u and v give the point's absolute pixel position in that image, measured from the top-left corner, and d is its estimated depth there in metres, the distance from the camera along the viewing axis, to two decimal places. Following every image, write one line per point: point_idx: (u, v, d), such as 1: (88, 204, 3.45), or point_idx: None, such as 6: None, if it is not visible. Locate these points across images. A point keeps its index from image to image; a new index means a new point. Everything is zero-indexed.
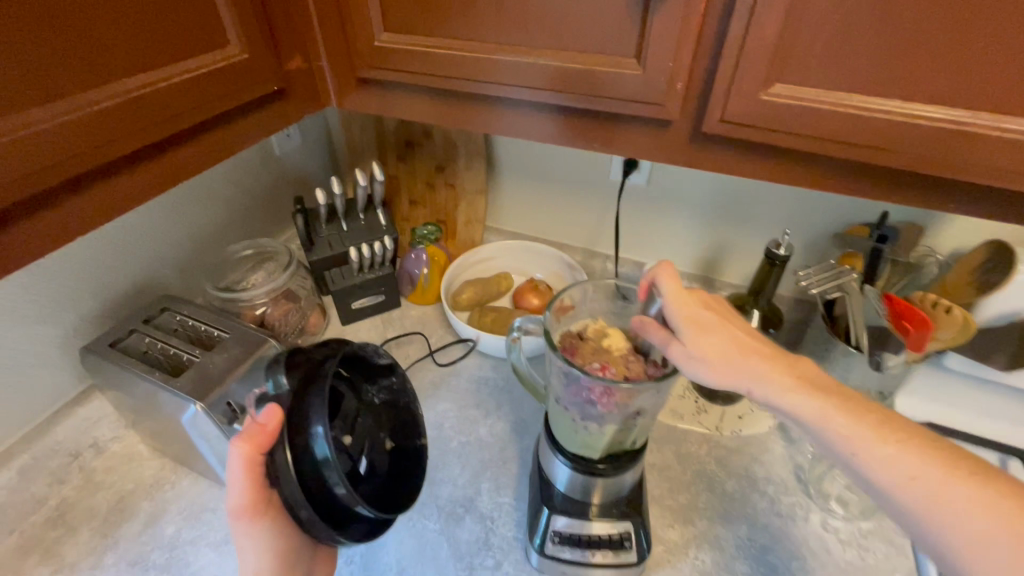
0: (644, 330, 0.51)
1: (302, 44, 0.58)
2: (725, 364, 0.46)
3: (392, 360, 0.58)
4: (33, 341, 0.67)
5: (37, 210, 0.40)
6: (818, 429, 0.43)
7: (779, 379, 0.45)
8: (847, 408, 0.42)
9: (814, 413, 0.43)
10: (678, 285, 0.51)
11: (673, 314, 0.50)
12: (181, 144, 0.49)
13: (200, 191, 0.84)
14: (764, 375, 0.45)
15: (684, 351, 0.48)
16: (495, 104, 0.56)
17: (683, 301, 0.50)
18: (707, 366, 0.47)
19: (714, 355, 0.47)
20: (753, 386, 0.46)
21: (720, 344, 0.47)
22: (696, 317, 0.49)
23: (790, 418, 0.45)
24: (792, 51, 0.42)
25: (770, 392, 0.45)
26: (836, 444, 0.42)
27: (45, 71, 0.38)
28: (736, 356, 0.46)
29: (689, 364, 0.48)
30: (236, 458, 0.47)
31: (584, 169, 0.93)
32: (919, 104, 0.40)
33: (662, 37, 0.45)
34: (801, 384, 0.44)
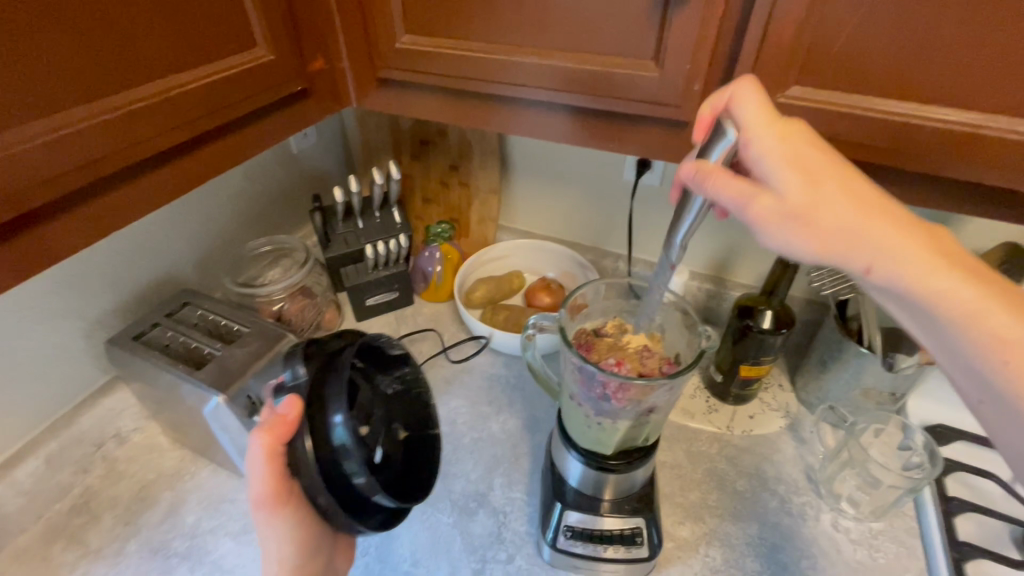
0: (710, 181, 0.39)
1: (324, 45, 0.60)
2: (835, 228, 0.36)
3: (406, 350, 0.60)
4: (60, 334, 0.69)
5: (71, 207, 0.42)
6: (943, 317, 0.36)
7: (906, 252, 0.36)
8: (983, 290, 0.35)
9: (948, 301, 0.35)
10: (765, 116, 0.40)
11: (759, 155, 0.39)
12: (205, 143, 0.51)
13: (220, 188, 0.85)
14: (886, 242, 0.36)
15: (774, 207, 0.37)
16: (512, 104, 0.57)
17: (778, 138, 0.39)
18: (810, 231, 0.37)
19: (822, 212, 0.37)
20: (876, 261, 0.36)
21: (832, 203, 0.36)
22: (797, 159, 0.38)
23: (900, 300, 0.37)
24: (809, 54, 0.42)
25: (890, 268, 0.36)
26: (963, 336, 0.35)
27: (86, 73, 0.40)
28: (845, 217, 0.36)
29: (779, 226, 0.38)
30: (257, 447, 0.48)
31: (597, 169, 0.94)
32: (936, 107, 0.41)
33: (680, 40, 0.46)
34: (931, 258, 0.36)
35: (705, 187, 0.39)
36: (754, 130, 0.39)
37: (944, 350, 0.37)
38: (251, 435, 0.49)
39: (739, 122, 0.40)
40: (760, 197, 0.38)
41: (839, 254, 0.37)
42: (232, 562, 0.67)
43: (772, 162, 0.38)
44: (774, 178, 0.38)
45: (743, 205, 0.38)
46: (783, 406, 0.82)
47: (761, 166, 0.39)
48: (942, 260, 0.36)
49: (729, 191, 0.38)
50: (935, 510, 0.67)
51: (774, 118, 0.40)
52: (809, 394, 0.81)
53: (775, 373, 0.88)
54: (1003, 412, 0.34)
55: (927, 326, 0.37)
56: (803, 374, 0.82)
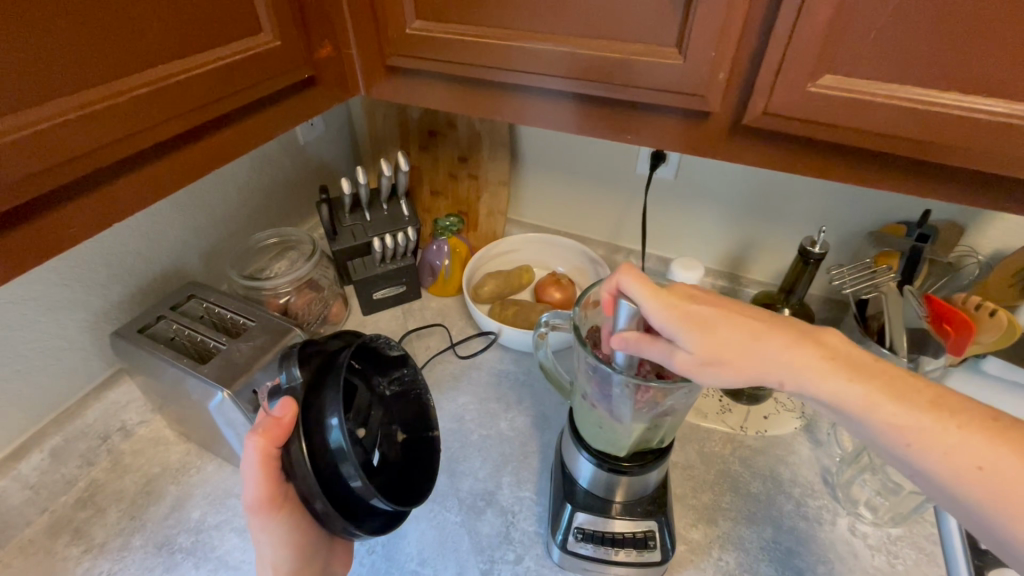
0: (637, 346, 0.45)
1: (331, 32, 0.58)
2: (738, 355, 0.42)
3: (404, 351, 0.58)
4: (65, 326, 0.68)
5: (65, 201, 0.40)
6: (858, 417, 0.40)
7: (806, 363, 0.41)
8: (881, 387, 0.40)
9: (852, 403, 0.40)
10: (649, 287, 0.44)
11: (660, 322, 0.43)
12: (204, 135, 0.49)
13: (225, 179, 0.84)
14: (786, 358, 0.42)
15: (690, 360, 0.43)
16: (525, 94, 0.55)
17: (665, 302, 0.43)
18: (723, 367, 0.42)
19: (726, 353, 0.42)
20: (785, 378, 0.42)
21: (732, 342, 0.42)
22: (690, 315, 0.43)
23: (818, 404, 0.42)
24: (843, 41, 0.40)
25: (801, 382, 0.41)
26: (884, 436, 0.40)
27: (89, 57, 0.38)
28: (744, 349, 0.42)
29: (703, 371, 0.43)
30: (252, 450, 0.47)
31: (610, 162, 0.91)
32: (979, 96, 0.38)
33: (704, 26, 0.43)
34: (825, 365, 0.41)
35: (638, 349, 0.45)
36: (648, 299, 0.44)
37: (880, 450, 0.41)
38: (245, 438, 0.47)
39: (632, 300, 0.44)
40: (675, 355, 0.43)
41: (754, 377, 0.43)
42: (238, 558, 0.67)
43: (669, 325, 0.43)
44: (680, 341, 0.42)
45: (668, 360, 0.44)
46: (799, 407, 0.80)
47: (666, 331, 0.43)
48: (832, 363, 0.41)
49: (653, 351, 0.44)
50: None
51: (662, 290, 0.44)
52: None
53: None
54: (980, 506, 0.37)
55: (851, 425, 0.41)
56: None
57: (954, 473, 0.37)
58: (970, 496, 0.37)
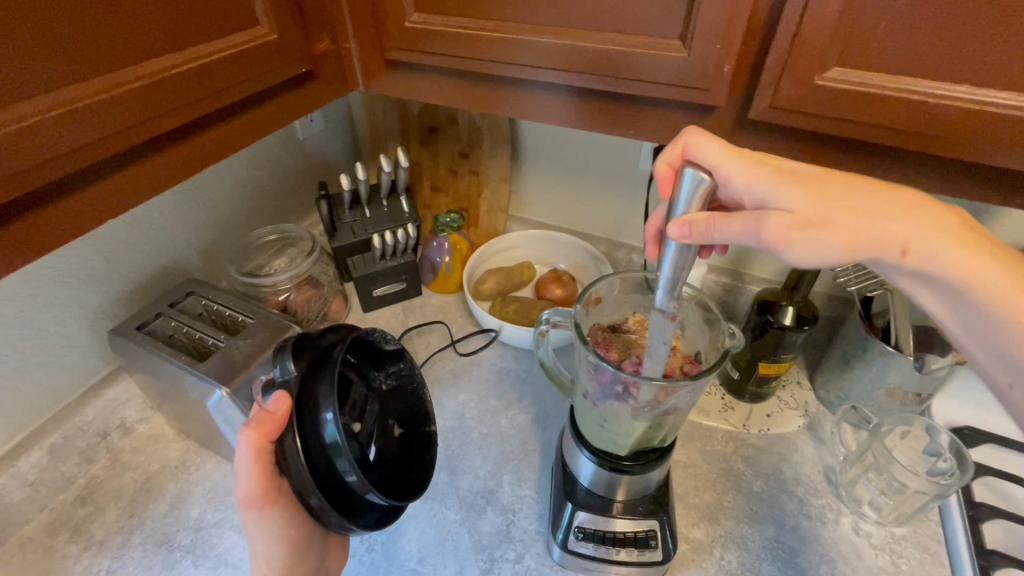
0: (710, 224, 0.40)
1: (330, 26, 0.57)
2: (855, 223, 0.38)
3: (400, 346, 0.58)
4: (63, 323, 0.68)
5: (59, 196, 0.39)
6: (977, 301, 0.37)
7: (935, 237, 0.37)
8: (1003, 265, 0.37)
9: (982, 287, 0.37)
10: (729, 151, 0.42)
11: (742, 183, 0.41)
12: (200, 129, 0.48)
13: (224, 175, 0.83)
14: (905, 227, 0.37)
15: (787, 222, 0.38)
16: (527, 88, 0.54)
17: (745, 164, 0.41)
18: (830, 233, 0.38)
19: (836, 220, 0.38)
20: (913, 246, 0.37)
21: (840, 206, 0.38)
22: (779, 173, 0.40)
23: (940, 290, 0.38)
24: (852, 33, 0.39)
25: (929, 257, 0.38)
26: (995, 319, 0.37)
27: (82, 50, 0.37)
28: (854, 210, 0.38)
29: (801, 241, 0.38)
30: (245, 444, 0.46)
31: (612, 157, 0.90)
32: (992, 89, 0.37)
33: (710, 18, 0.42)
34: (957, 240, 0.37)
35: (709, 230, 0.40)
36: (727, 163, 0.41)
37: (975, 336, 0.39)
38: (239, 431, 0.47)
39: (708, 165, 0.42)
40: (765, 220, 0.38)
41: (868, 252, 0.38)
42: (236, 556, 0.66)
43: (756, 187, 0.40)
44: (768, 197, 0.40)
45: (752, 237, 0.39)
46: (801, 405, 0.80)
47: (753, 192, 0.41)
48: (969, 243, 0.38)
49: (735, 225, 0.39)
50: (960, 515, 0.65)
51: (738, 150, 0.42)
52: (830, 393, 0.79)
53: (794, 370, 0.85)
54: None
55: (960, 308, 0.38)
56: (823, 372, 0.80)
57: None
58: None
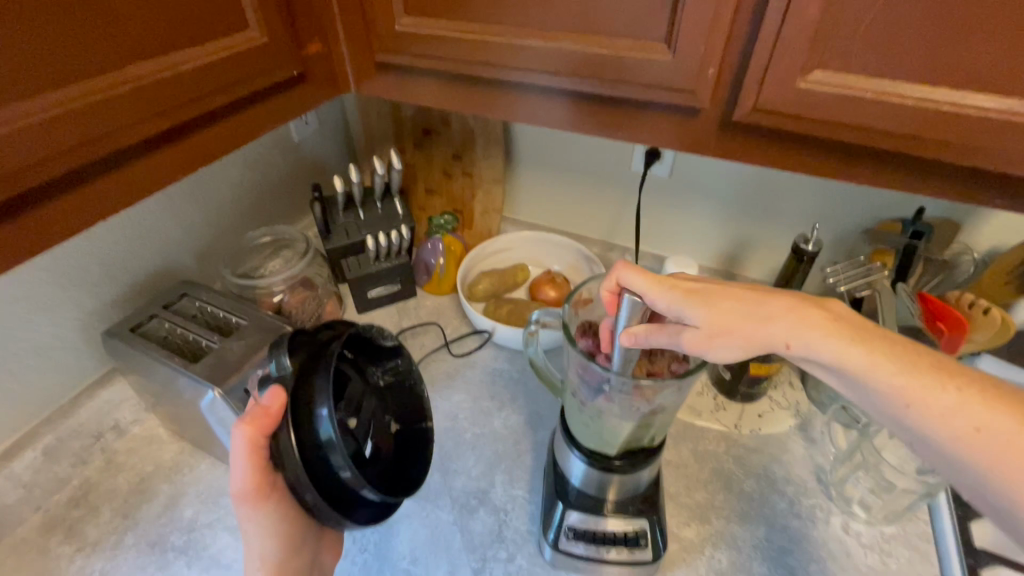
0: (647, 339, 0.45)
1: (321, 29, 0.57)
2: (739, 323, 0.42)
3: (397, 342, 0.59)
4: (57, 325, 0.68)
5: (48, 199, 0.40)
6: (857, 377, 0.38)
7: (806, 327, 0.40)
8: (889, 352, 0.38)
9: (857, 365, 0.38)
10: (651, 277, 0.45)
11: (666, 307, 0.44)
12: (190, 132, 0.48)
13: (219, 176, 0.84)
14: (787, 324, 0.40)
15: (697, 337, 0.42)
16: (516, 90, 0.55)
17: (663, 286, 0.44)
18: (732, 339, 0.42)
19: (732, 326, 0.42)
20: (792, 338, 0.40)
21: (733, 317, 0.42)
22: (689, 292, 0.44)
23: (829, 371, 0.40)
24: (833, 36, 0.40)
25: (808, 345, 0.40)
26: (878, 394, 0.38)
27: (71, 53, 0.38)
28: (745, 321, 0.42)
29: (712, 347, 0.42)
30: (239, 439, 0.47)
31: (604, 159, 0.91)
32: (968, 92, 0.38)
33: (694, 21, 0.43)
34: (829, 328, 0.39)
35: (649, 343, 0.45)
36: (650, 288, 0.45)
37: (888, 422, 0.38)
38: (233, 426, 0.47)
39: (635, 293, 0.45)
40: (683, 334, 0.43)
41: (761, 349, 0.42)
42: (230, 556, 0.67)
43: (673, 305, 0.44)
44: (686, 318, 0.43)
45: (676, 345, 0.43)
46: (793, 405, 0.80)
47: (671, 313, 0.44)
48: (840, 331, 0.39)
49: (664, 340, 0.44)
50: (950, 516, 0.65)
51: (661, 277, 0.45)
52: (821, 393, 0.79)
53: (786, 371, 0.85)
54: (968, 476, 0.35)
55: (852, 388, 0.39)
56: (814, 372, 0.80)
57: (952, 436, 0.35)
58: (961, 455, 0.35)
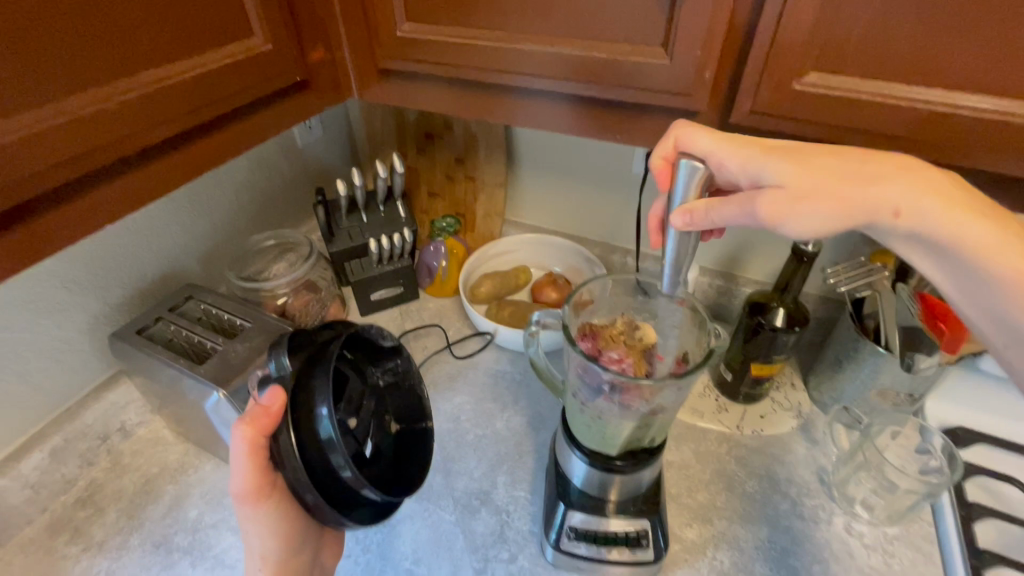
0: (708, 211, 0.42)
1: (324, 35, 0.58)
2: (843, 186, 0.38)
3: (396, 342, 0.59)
4: (64, 328, 0.69)
5: (58, 203, 0.41)
6: (964, 250, 0.38)
7: (923, 194, 0.38)
8: (1006, 231, 0.37)
9: (972, 242, 0.37)
10: (717, 137, 0.43)
11: (735, 166, 0.42)
12: (196, 138, 0.49)
13: (223, 181, 0.85)
14: (906, 193, 0.38)
15: (779, 200, 0.38)
16: (516, 94, 0.55)
17: (733, 146, 0.42)
18: (818, 203, 0.38)
19: (812, 189, 0.38)
20: (905, 205, 0.38)
21: (825, 177, 0.38)
22: (768, 150, 0.41)
23: (928, 246, 0.39)
24: (827, 40, 0.40)
25: (922, 214, 0.38)
26: (988, 271, 0.38)
27: (79, 62, 0.39)
28: (845, 182, 0.38)
29: (795, 212, 0.38)
30: (239, 440, 0.47)
31: (605, 163, 0.91)
32: (964, 93, 0.38)
33: (690, 26, 0.43)
34: (949, 199, 0.38)
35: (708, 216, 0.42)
36: (716, 150, 0.43)
37: (970, 294, 0.40)
38: (233, 426, 0.47)
39: (698, 154, 0.43)
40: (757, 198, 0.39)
41: (859, 216, 0.39)
42: (234, 556, 0.67)
43: (746, 167, 0.42)
44: (762, 178, 0.41)
45: (749, 215, 0.40)
46: (795, 406, 0.80)
47: (748, 173, 0.42)
48: (962, 202, 0.38)
49: (729, 210, 0.40)
50: (953, 514, 0.65)
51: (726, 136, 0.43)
52: (823, 393, 0.79)
53: (787, 372, 0.85)
54: None
55: (944, 260, 0.39)
56: (816, 373, 0.80)
57: None
58: None
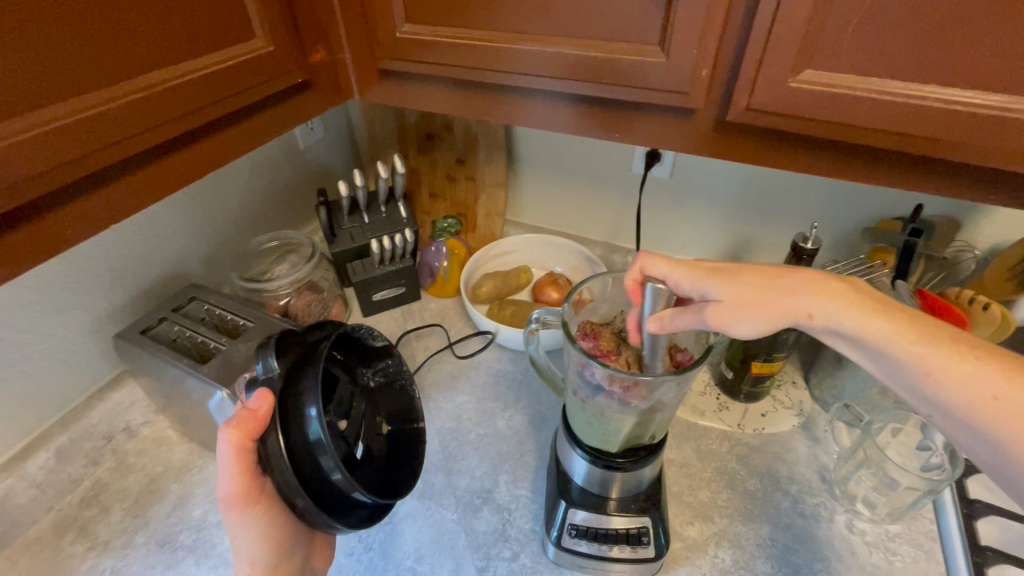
0: (673, 322, 0.45)
1: (325, 37, 0.59)
2: (758, 292, 0.43)
3: (386, 343, 0.61)
4: (69, 328, 0.70)
5: (57, 206, 0.41)
6: (879, 347, 0.39)
7: (828, 296, 0.41)
8: (913, 327, 0.39)
9: (877, 332, 0.39)
10: (672, 261, 0.47)
11: (689, 287, 0.46)
12: (195, 141, 0.50)
13: (226, 182, 0.85)
14: (812, 295, 0.41)
15: (723, 309, 0.42)
16: (516, 94, 0.56)
17: (685, 267, 0.46)
18: (755, 309, 0.42)
19: (752, 301, 0.42)
20: (815, 307, 0.41)
21: (754, 286, 0.43)
22: (714, 270, 0.45)
23: (855, 343, 0.41)
24: (822, 36, 0.40)
25: (829, 313, 0.41)
26: (904, 364, 0.39)
27: (81, 65, 0.39)
28: (769, 290, 0.42)
29: (737, 321, 0.42)
30: (226, 443, 0.46)
31: (605, 163, 0.92)
32: (959, 88, 0.39)
33: (687, 24, 0.44)
34: (849, 298, 0.41)
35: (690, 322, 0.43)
36: (670, 272, 0.47)
37: (905, 388, 0.40)
38: (218, 429, 0.47)
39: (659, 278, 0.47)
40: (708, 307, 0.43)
41: (783, 321, 0.42)
42: None
43: (695, 283, 0.45)
44: (708, 294, 0.44)
45: (701, 322, 0.43)
46: (796, 404, 0.80)
47: (698, 290, 0.45)
48: (867, 304, 0.40)
49: (688, 321, 0.44)
50: (955, 512, 0.65)
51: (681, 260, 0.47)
52: (824, 391, 0.79)
53: (788, 370, 0.85)
54: (976, 439, 0.36)
55: (872, 358, 0.40)
56: (817, 371, 0.80)
57: (973, 406, 0.36)
58: (987, 429, 0.36)
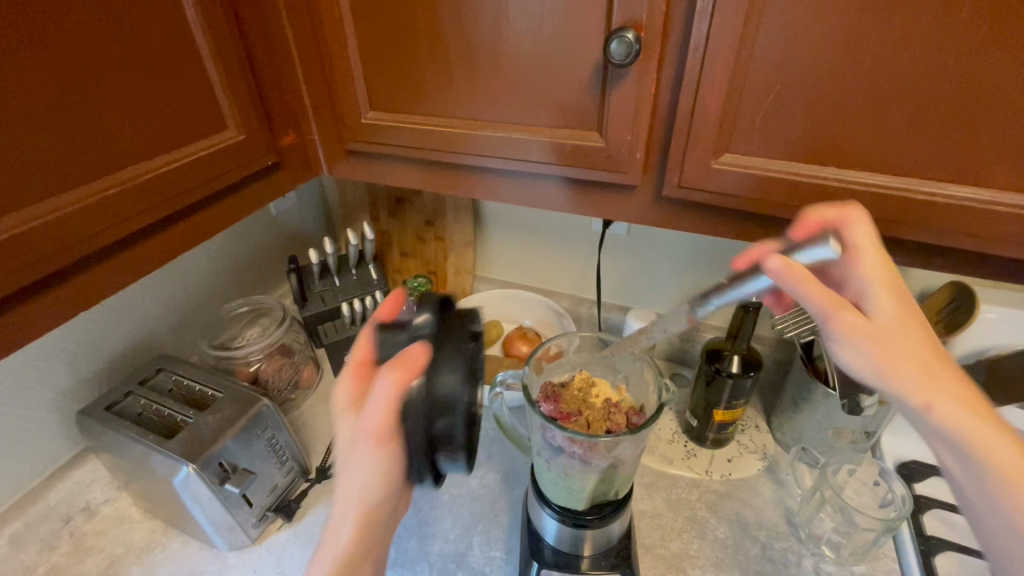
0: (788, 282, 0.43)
1: (295, 121, 0.63)
2: (905, 360, 0.39)
3: None
4: (29, 406, 0.69)
5: (27, 299, 0.42)
6: (986, 474, 0.36)
7: (960, 403, 0.37)
8: None
9: (999, 468, 0.36)
10: (871, 244, 0.44)
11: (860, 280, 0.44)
12: (169, 226, 0.52)
13: (197, 252, 0.87)
14: (948, 390, 0.38)
15: (851, 324, 0.41)
16: (474, 172, 0.60)
17: (873, 259, 0.44)
18: (873, 351, 0.40)
19: (890, 345, 0.40)
20: (936, 401, 0.38)
21: (899, 336, 0.40)
22: (892, 291, 0.43)
23: (952, 455, 0.38)
24: (736, 123, 0.46)
25: (950, 416, 0.37)
26: (999, 496, 0.36)
27: (60, 167, 0.41)
28: (917, 360, 0.39)
29: (848, 341, 0.41)
30: (383, 387, 0.42)
31: (566, 221, 0.97)
32: (852, 170, 0.45)
33: (620, 114, 0.49)
34: (995, 424, 0.37)
35: (791, 287, 0.43)
36: (861, 254, 0.44)
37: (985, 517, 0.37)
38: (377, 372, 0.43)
39: (846, 242, 0.44)
40: (841, 310, 0.42)
41: (899, 385, 0.39)
42: None
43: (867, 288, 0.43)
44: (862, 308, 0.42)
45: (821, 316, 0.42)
46: (760, 448, 0.83)
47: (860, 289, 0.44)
48: (1002, 429, 0.37)
49: (807, 296, 0.42)
50: (914, 551, 0.67)
51: (880, 250, 0.44)
52: (784, 434, 0.83)
53: (750, 414, 0.89)
54: None
55: (964, 474, 0.37)
56: (777, 415, 0.84)
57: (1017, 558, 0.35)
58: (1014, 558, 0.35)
